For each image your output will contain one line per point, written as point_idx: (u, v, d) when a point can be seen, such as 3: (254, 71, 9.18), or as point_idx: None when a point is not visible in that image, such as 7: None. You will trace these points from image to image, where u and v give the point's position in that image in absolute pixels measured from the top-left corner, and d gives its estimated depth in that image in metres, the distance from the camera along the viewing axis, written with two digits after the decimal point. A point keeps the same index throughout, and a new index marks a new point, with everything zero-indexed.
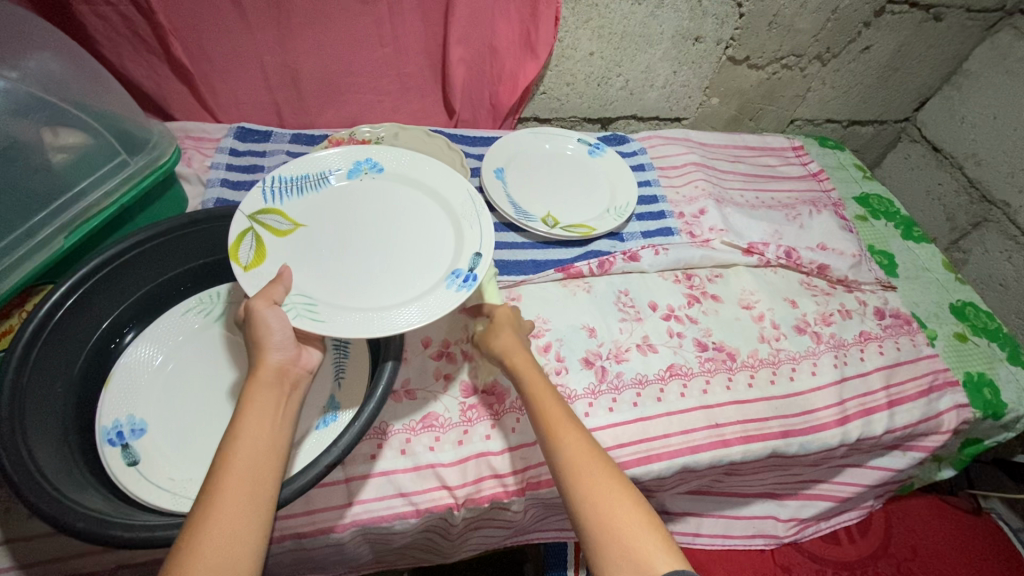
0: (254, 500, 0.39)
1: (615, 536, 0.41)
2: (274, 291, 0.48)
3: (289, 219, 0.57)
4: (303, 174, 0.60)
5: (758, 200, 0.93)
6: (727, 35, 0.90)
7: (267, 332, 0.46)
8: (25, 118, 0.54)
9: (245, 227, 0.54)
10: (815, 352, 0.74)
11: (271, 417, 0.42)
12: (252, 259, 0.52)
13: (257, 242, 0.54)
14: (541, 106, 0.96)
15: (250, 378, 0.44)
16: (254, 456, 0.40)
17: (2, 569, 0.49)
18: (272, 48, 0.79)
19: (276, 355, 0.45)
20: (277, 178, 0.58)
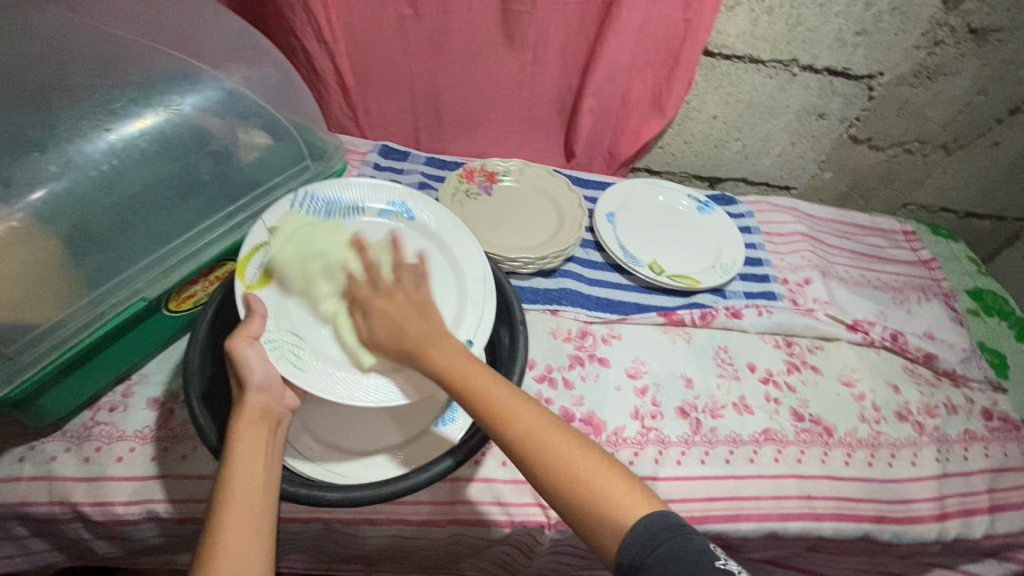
0: (257, 527, 0.43)
1: (588, 498, 0.44)
2: (252, 325, 0.50)
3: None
4: (337, 200, 0.62)
5: (864, 278, 0.92)
6: (852, 114, 0.92)
7: (248, 372, 0.48)
8: (242, 119, 0.60)
9: (261, 240, 0.56)
10: (916, 443, 0.72)
11: (261, 455, 0.46)
12: (258, 280, 0.54)
13: (265, 259, 0.56)
14: (655, 158, 1.00)
15: (235, 418, 0.47)
16: (249, 491, 0.44)
17: (156, 500, 0.56)
18: (425, 80, 0.88)
19: (260, 393, 0.49)
20: (310, 197, 0.61)
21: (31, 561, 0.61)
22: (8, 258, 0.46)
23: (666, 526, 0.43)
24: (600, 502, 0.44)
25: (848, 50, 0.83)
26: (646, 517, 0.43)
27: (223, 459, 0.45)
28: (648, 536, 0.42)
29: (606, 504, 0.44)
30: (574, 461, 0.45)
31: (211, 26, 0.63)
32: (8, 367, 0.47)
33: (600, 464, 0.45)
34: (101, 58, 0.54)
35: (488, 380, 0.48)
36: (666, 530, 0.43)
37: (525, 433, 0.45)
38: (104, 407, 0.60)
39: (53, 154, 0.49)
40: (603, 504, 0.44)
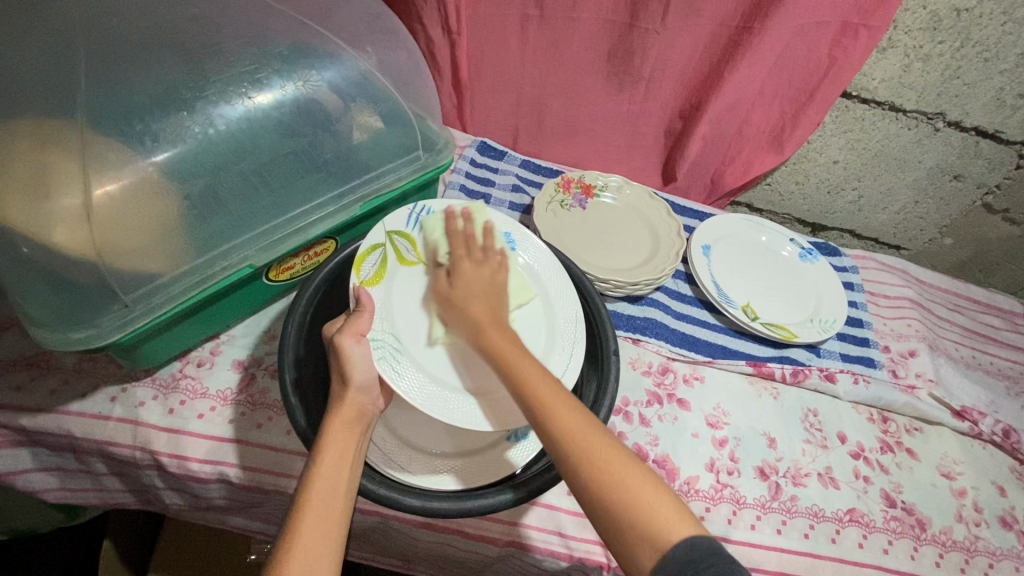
0: (327, 537, 0.41)
1: (618, 500, 0.40)
2: (361, 320, 0.49)
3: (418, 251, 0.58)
4: (448, 218, 0.60)
5: (975, 359, 0.85)
6: (992, 181, 0.87)
7: (351, 368, 0.47)
8: (365, 102, 0.60)
9: (379, 241, 0.56)
10: (1019, 556, 0.65)
11: (348, 458, 0.45)
12: (371, 277, 0.54)
13: (381, 260, 0.55)
14: (759, 195, 0.96)
15: (331, 416, 0.46)
16: (327, 499, 0.42)
17: (226, 464, 0.56)
18: (535, 82, 0.85)
19: (363, 394, 0.48)
20: (424, 209, 0.60)
21: (102, 496, 0.64)
22: (136, 207, 0.47)
23: (713, 551, 0.38)
24: (633, 503, 0.40)
25: (1004, 112, 0.77)
26: (682, 535, 0.39)
27: (311, 455, 0.44)
28: (689, 558, 0.37)
29: (638, 507, 0.40)
30: (611, 463, 0.41)
31: (353, 4, 0.63)
32: (120, 314, 0.48)
33: (637, 474, 0.41)
34: (257, 29, 0.56)
35: (539, 371, 0.45)
36: (713, 557, 0.38)
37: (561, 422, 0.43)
38: (192, 361, 0.61)
39: (197, 114, 0.51)
40: (634, 508, 0.40)
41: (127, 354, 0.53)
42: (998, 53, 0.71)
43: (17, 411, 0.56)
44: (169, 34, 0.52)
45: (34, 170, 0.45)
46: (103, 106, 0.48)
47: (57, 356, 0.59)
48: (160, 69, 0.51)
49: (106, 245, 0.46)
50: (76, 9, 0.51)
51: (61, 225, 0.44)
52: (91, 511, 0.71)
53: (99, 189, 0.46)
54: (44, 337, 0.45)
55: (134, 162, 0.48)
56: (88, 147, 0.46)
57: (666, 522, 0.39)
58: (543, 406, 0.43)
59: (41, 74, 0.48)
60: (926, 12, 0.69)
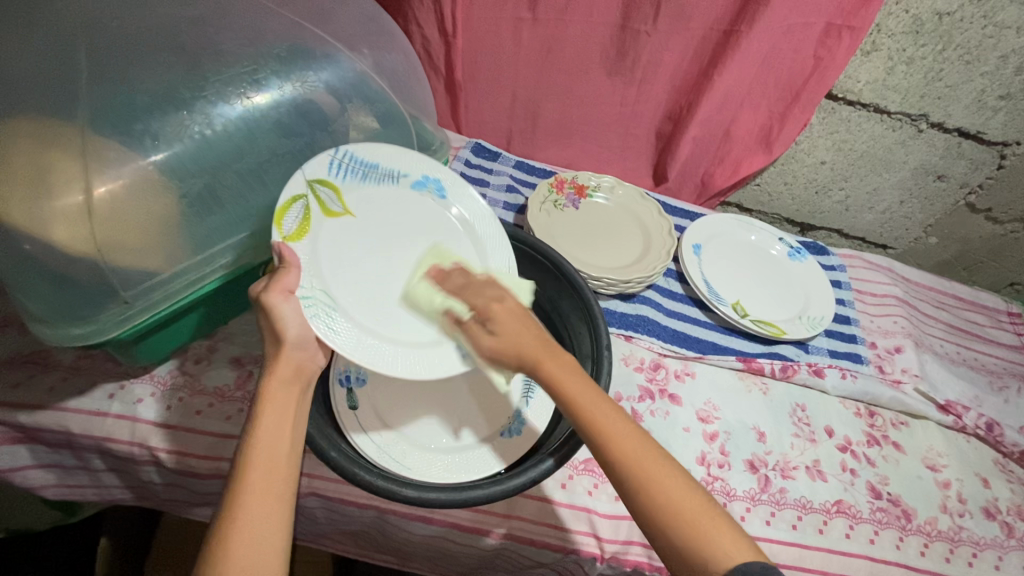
0: (276, 496, 0.41)
1: (689, 533, 0.40)
2: (288, 276, 0.46)
3: (342, 201, 0.54)
4: (373, 163, 0.57)
5: (959, 355, 0.87)
6: (975, 181, 0.89)
7: (283, 326, 0.46)
8: (362, 105, 0.62)
9: (299, 192, 0.51)
10: (1002, 545, 0.66)
11: (290, 419, 0.45)
12: (294, 232, 0.49)
13: (304, 212, 0.51)
14: (749, 196, 0.97)
15: (268, 376, 0.45)
16: (273, 458, 0.42)
17: (224, 460, 0.57)
18: (529, 84, 0.86)
19: (297, 351, 0.47)
20: (349, 155, 0.55)
21: (100, 493, 0.64)
22: (140, 204, 0.48)
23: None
24: (696, 533, 0.40)
25: (985, 113, 0.79)
26: (742, 565, 0.39)
27: (249, 422, 0.43)
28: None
29: (706, 540, 0.40)
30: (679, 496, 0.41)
31: (349, 6, 0.64)
32: (119, 310, 0.49)
33: (703, 507, 0.42)
34: (255, 31, 0.57)
35: (585, 392, 0.45)
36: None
37: (619, 452, 0.43)
38: (190, 358, 0.62)
39: (197, 114, 0.52)
40: (710, 541, 0.40)
41: (125, 351, 0.53)
42: (979, 55, 0.74)
43: (16, 408, 0.56)
44: (168, 35, 0.53)
45: (34, 165, 0.45)
46: (104, 105, 0.48)
47: (55, 353, 0.60)
48: (159, 69, 0.51)
49: (107, 242, 0.46)
50: (75, 9, 0.52)
51: (61, 223, 0.45)
52: (88, 510, 0.71)
53: (102, 187, 0.47)
54: (44, 333, 0.46)
55: (134, 162, 0.49)
56: (88, 146, 0.47)
57: (729, 551, 0.40)
58: (609, 439, 0.43)
59: (40, 73, 0.48)
60: (909, 16, 0.71)
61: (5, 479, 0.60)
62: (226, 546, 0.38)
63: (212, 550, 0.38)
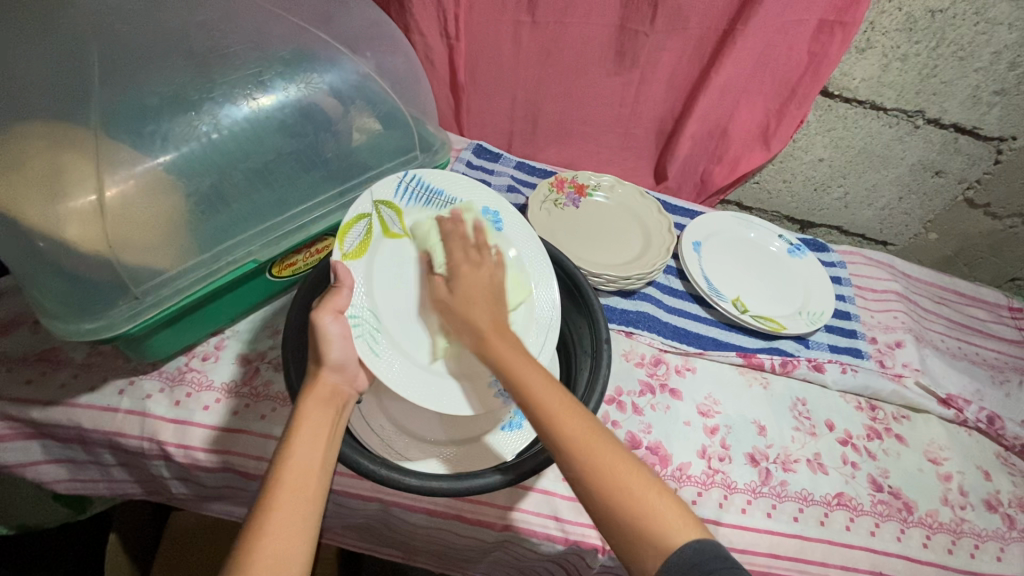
0: (301, 513, 0.40)
1: (630, 509, 0.41)
2: (339, 297, 0.50)
3: (402, 223, 0.58)
4: (438, 189, 0.61)
5: (960, 349, 0.87)
6: (973, 177, 0.90)
7: (326, 347, 0.48)
8: (366, 107, 0.63)
9: (365, 211, 0.55)
10: (1005, 537, 0.67)
11: (324, 437, 0.45)
12: (354, 250, 0.54)
13: (365, 232, 0.55)
14: (748, 194, 0.98)
15: (306, 395, 0.46)
16: (304, 475, 0.42)
17: (230, 454, 0.58)
18: (528, 86, 0.87)
19: (333, 374, 0.48)
20: (415, 179, 0.60)
21: (110, 487, 0.66)
22: (149, 202, 0.50)
23: (716, 555, 0.39)
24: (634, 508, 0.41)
25: (981, 108, 0.80)
26: (693, 545, 0.39)
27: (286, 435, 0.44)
28: (696, 559, 0.38)
29: (651, 521, 0.40)
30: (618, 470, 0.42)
31: (352, 11, 0.66)
32: (131, 305, 0.50)
33: (647, 482, 0.42)
34: (261, 34, 0.59)
35: (537, 379, 0.46)
36: (714, 559, 0.39)
37: (567, 427, 0.43)
38: (198, 355, 0.63)
39: (205, 115, 0.54)
40: (652, 522, 0.40)
41: (134, 347, 0.55)
42: (973, 52, 0.74)
43: (29, 403, 0.58)
44: (177, 39, 0.55)
45: (48, 167, 0.46)
46: (115, 108, 0.50)
47: (67, 351, 0.61)
48: (169, 72, 0.53)
49: (118, 239, 0.48)
50: (87, 16, 0.53)
51: (74, 221, 0.46)
52: (98, 506, 0.73)
53: (112, 187, 0.48)
54: (58, 329, 0.47)
55: (143, 162, 0.50)
56: (101, 148, 0.48)
57: (672, 531, 0.40)
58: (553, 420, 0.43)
59: (55, 77, 0.50)
60: (902, 13, 0.72)
61: (18, 473, 0.61)
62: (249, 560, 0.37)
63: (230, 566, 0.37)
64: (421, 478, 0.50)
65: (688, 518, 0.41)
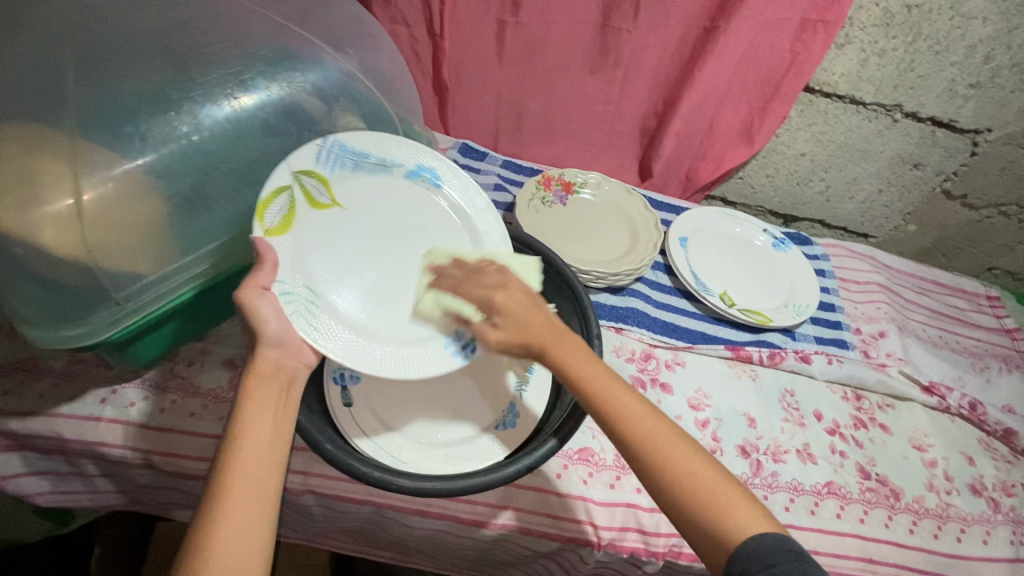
0: (255, 494, 0.39)
1: (704, 507, 0.41)
2: (263, 273, 0.47)
3: (330, 193, 0.54)
4: (365, 153, 0.57)
5: (941, 338, 0.89)
6: (950, 169, 0.92)
7: (262, 323, 0.45)
8: (352, 107, 0.63)
9: (284, 184, 0.51)
10: (989, 520, 0.68)
11: (272, 412, 0.43)
12: (277, 226, 0.50)
13: (287, 204, 0.51)
14: (732, 189, 0.99)
15: (246, 373, 0.45)
16: (257, 457, 0.41)
17: (217, 460, 0.57)
18: (513, 85, 0.87)
19: (275, 349, 0.46)
20: (337, 145, 0.55)
21: (93, 499, 0.64)
22: (128, 206, 0.49)
23: (782, 549, 0.39)
24: (711, 505, 0.41)
25: (957, 101, 0.82)
26: (762, 536, 0.40)
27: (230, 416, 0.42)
28: (760, 555, 0.39)
29: (721, 513, 0.41)
30: (696, 470, 0.42)
31: (334, 10, 0.65)
32: (113, 311, 0.49)
33: (717, 479, 0.42)
34: (241, 33, 0.57)
35: (605, 377, 0.44)
36: (782, 552, 0.39)
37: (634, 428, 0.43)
38: (182, 361, 0.62)
39: (185, 114, 0.53)
40: (722, 515, 0.41)
41: (116, 354, 0.54)
42: (948, 46, 0.76)
43: (6, 415, 0.56)
44: (154, 39, 0.54)
45: (23, 171, 0.45)
46: (92, 110, 0.49)
47: (45, 360, 0.60)
48: (148, 71, 0.52)
49: (98, 243, 0.47)
50: (60, 16, 0.52)
51: (51, 227, 0.45)
52: (81, 519, 0.71)
53: (90, 191, 0.47)
54: (36, 337, 0.46)
55: (121, 164, 0.49)
56: (76, 151, 0.47)
57: (745, 524, 0.40)
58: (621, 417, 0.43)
59: (28, 79, 0.48)
60: (879, 9, 0.73)
61: None
62: (212, 539, 0.37)
63: (190, 550, 0.36)
64: (414, 481, 0.50)
65: (756, 511, 0.41)
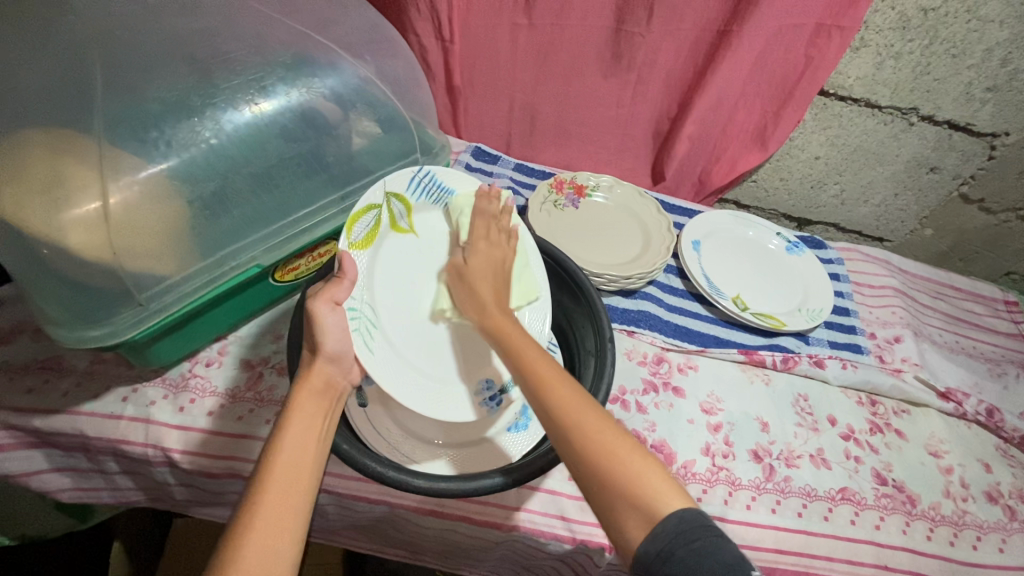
0: (289, 506, 0.40)
1: (610, 468, 0.41)
2: (338, 288, 0.50)
3: (410, 219, 0.60)
4: (444, 187, 0.63)
5: (957, 344, 0.88)
6: (967, 172, 0.91)
7: (323, 336, 0.48)
8: (369, 113, 0.64)
9: (376, 202, 0.55)
10: (1007, 528, 0.67)
11: (315, 428, 0.45)
12: (361, 240, 0.54)
13: (373, 223, 0.55)
14: (745, 192, 0.99)
15: (299, 384, 0.47)
16: (294, 468, 0.42)
17: (234, 458, 0.58)
18: (526, 89, 0.87)
19: (331, 365, 0.49)
20: (426, 175, 0.61)
21: (113, 495, 0.66)
22: (152, 209, 0.50)
23: (701, 524, 0.38)
24: (621, 471, 0.41)
25: (974, 105, 0.81)
26: (678, 512, 0.39)
27: (276, 427, 0.44)
28: (679, 527, 0.38)
29: (632, 480, 0.40)
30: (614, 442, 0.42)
31: (351, 15, 0.66)
32: (136, 312, 0.50)
33: (631, 447, 0.42)
34: (261, 40, 0.59)
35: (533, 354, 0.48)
36: (699, 529, 0.38)
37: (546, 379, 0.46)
38: (201, 361, 0.63)
39: (207, 120, 0.54)
40: (629, 480, 0.40)
41: (138, 354, 0.55)
42: (965, 49, 0.75)
43: (32, 412, 0.57)
44: (179, 45, 0.55)
45: (51, 175, 0.46)
46: (118, 116, 0.50)
47: (69, 359, 0.61)
48: (171, 78, 0.53)
49: (123, 245, 0.48)
50: (86, 23, 0.53)
51: (78, 230, 0.46)
52: (101, 514, 0.72)
53: (115, 195, 0.48)
54: (62, 336, 0.47)
55: (147, 169, 0.50)
56: (103, 157, 0.48)
57: (655, 491, 0.40)
58: (544, 384, 0.46)
59: (56, 85, 0.50)
60: (895, 12, 0.73)
61: (21, 483, 0.61)
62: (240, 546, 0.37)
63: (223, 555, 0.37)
64: (423, 479, 0.50)
65: (672, 487, 0.40)
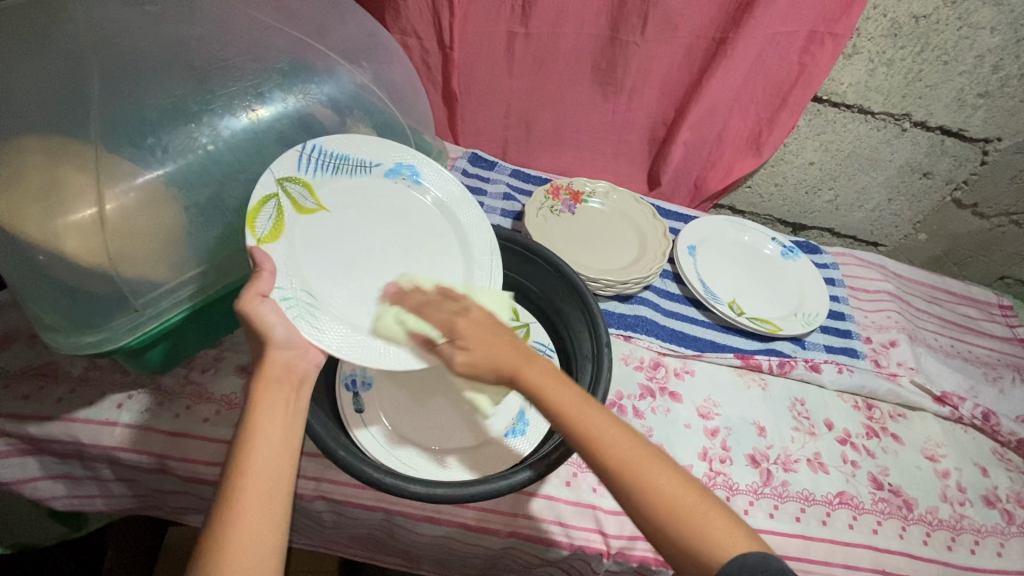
0: (267, 494, 0.40)
1: (677, 522, 0.39)
2: (262, 280, 0.46)
3: (315, 197, 0.55)
4: (344, 155, 0.58)
5: (953, 348, 0.88)
6: (960, 177, 0.92)
7: (268, 327, 0.46)
8: (366, 119, 0.64)
9: (271, 191, 0.51)
10: (1004, 532, 0.67)
11: (281, 417, 0.44)
12: (269, 233, 0.50)
13: (276, 211, 0.51)
14: (740, 198, 1.00)
15: (256, 378, 0.45)
16: (267, 459, 0.41)
17: (229, 465, 0.58)
18: (522, 96, 0.88)
19: (286, 351, 0.47)
20: (316, 148, 0.56)
21: (107, 503, 0.65)
22: (148, 215, 0.50)
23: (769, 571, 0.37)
24: (690, 523, 0.39)
25: (966, 111, 0.82)
26: (747, 556, 0.38)
27: (241, 421, 0.43)
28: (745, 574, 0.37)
29: (704, 533, 0.39)
30: (675, 492, 0.40)
31: (347, 23, 0.67)
32: (132, 318, 0.50)
33: (695, 495, 0.41)
34: (258, 47, 0.59)
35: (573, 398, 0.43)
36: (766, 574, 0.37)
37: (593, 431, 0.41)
38: (196, 367, 0.63)
39: (204, 126, 0.54)
40: (698, 532, 0.39)
41: (133, 359, 0.55)
42: (956, 56, 0.76)
43: (25, 419, 0.57)
44: (176, 52, 0.55)
45: (47, 181, 0.46)
46: (114, 123, 0.50)
47: (63, 366, 0.61)
48: (168, 84, 0.53)
49: (118, 251, 0.48)
50: (82, 31, 0.54)
51: (73, 236, 0.46)
52: (94, 524, 0.71)
53: (111, 201, 0.48)
54: (58, 343, 0.47)
55: (143, 175, 0.50)
56: (100, 163, 0.48)
57: (722, 540, 0.39)
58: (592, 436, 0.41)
59: (52, 91, 0.50)
60: (887, 20, 0.74)
61: (14, 491, 0.60)
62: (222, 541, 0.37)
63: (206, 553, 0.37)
64: (423, 487, 0.49)
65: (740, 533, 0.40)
